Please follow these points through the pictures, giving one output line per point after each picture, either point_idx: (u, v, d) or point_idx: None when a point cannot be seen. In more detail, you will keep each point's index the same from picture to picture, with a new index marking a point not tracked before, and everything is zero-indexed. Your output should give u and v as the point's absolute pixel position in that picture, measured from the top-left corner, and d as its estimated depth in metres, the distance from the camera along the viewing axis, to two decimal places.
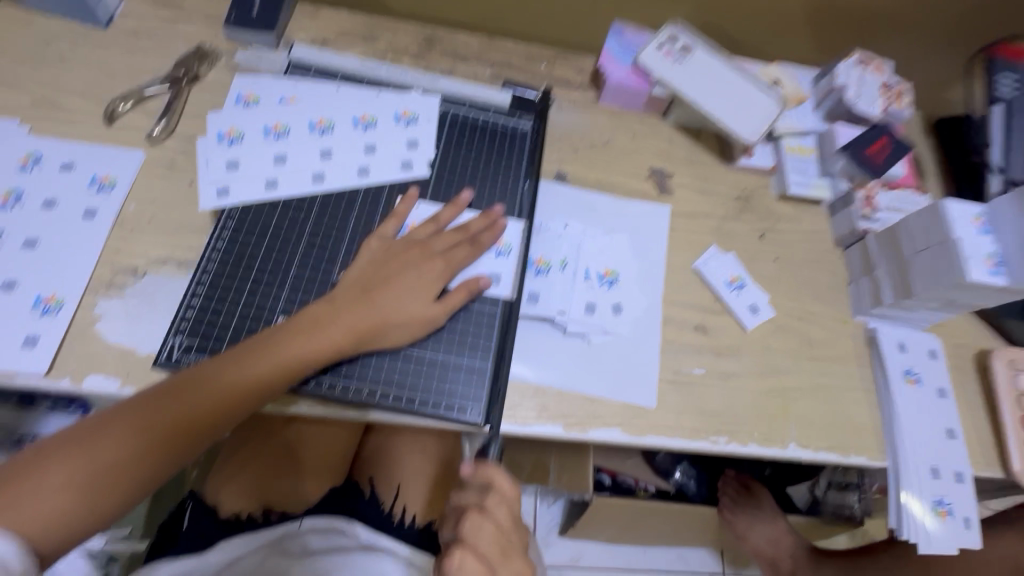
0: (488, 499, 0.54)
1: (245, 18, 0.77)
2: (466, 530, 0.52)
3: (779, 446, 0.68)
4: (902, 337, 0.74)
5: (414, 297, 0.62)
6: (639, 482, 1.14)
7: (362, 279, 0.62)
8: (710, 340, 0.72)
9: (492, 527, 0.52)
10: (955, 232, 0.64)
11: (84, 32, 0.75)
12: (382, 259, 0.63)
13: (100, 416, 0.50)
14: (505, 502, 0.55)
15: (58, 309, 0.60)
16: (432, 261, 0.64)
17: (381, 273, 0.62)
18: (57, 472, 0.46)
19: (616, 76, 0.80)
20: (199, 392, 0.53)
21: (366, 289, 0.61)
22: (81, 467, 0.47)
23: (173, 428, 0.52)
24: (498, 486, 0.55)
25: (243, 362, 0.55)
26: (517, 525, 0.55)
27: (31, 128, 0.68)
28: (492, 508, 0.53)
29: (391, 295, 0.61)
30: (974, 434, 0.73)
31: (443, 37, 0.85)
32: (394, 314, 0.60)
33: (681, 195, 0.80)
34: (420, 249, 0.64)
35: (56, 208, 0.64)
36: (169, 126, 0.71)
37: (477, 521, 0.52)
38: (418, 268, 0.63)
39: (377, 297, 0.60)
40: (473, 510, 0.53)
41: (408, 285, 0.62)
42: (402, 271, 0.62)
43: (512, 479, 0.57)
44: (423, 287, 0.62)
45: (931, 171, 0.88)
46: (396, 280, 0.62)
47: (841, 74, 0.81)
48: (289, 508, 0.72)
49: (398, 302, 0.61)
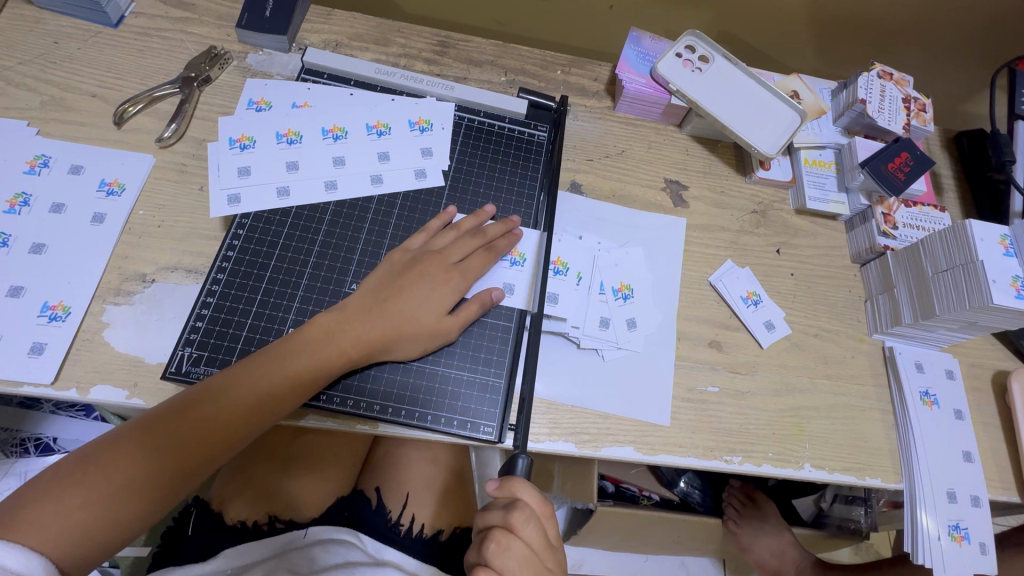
0: (515, 517, 0.50)
1: (258, 19, 0.76)
2: (493, 553, 0.49)
3: (794, 466, 0.67)
4: (919, 357, 0.73)
5: (428, 307, 0.60)
6: (643, 490, 1.13)
7: (379, 290, 0.61)
8: (724, 356, 0.71)
9: (521, 549, 0.49)
10: (980, 254, 0.63)
11: (95, 32, 0.74)
12: (395, 268, 0.62)
13: (115, 433, 0.50)
14: (535, 520, 0.51)
15: (65, 316, 0.59)
16: (448, 273, 0.63)
17: (394, 283, 0.61)
18: (76, 490, 0.46)
19: (634, 84, 0.78)
20: (215, 406, 0.52)
21: (379, 299, 0.60)
22: (99, 486, 0.47)
23: (190, 442, 0.51)
24: (523, 503, 0.51)
25: (255, 373, 0.54)
26: (548, 541, 0.52)
27: (39, 129, 0.67)
28: (521, 530, 0.50)
29: (404, 304, 0.60)
30: (990, 456, 0.72)
31: (458, 41, 0.83)
32: (408, 325, 0.59)
33: (697, 207, 0.79)
34: (436, 258, 0.63)
35: (64, 212, 0.63)
36: (179, 130, 0.70)
37: (504, 542, 0.49)
38: (433, 279, 0.62)
39: (391, 307, 0.59)
40: (499, 531, 0.50)
41: (422, 295, 0.61)
42: (415, 282, 0.61)
43: (538, 493, 0.53)
44: (437, 298, 0.61)
45: (950, 186, 0.87)
46: (409, 290, 0.61)
47: (862, 87, 0.79)
48: (295, 519, 0.71)
49: (410, 313, 0.60)
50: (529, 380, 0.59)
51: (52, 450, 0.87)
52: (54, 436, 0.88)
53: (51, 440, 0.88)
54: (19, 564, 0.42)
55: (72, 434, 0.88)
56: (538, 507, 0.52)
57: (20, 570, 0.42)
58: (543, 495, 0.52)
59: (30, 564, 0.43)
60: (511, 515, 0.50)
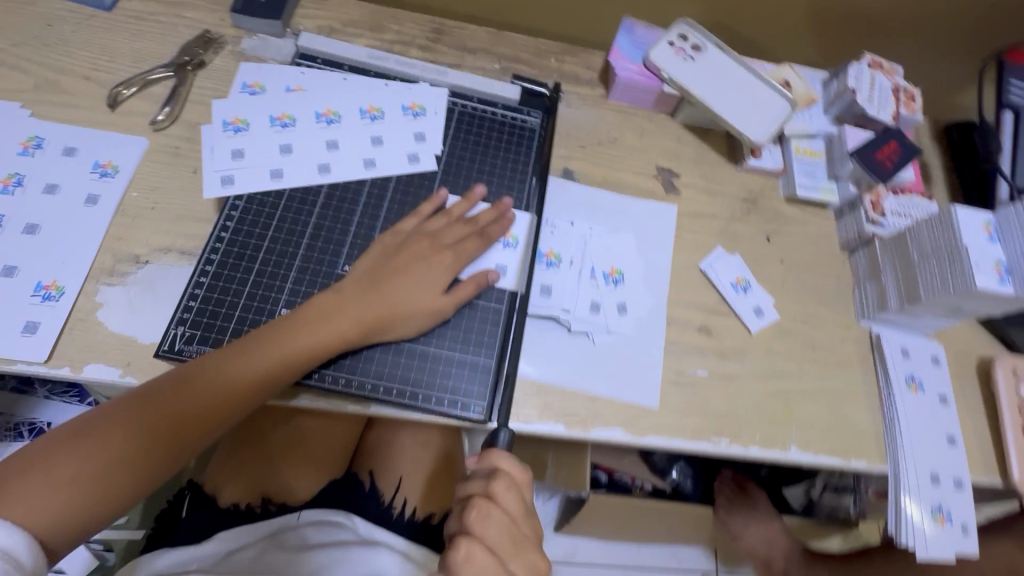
0: (496, 484, 0.51)
1: (252, 4, 0.76)
2: (473, 520, 0.50)
3: (781, 449, 0.68)
4: (905, 343, 0.74)
5: (424, 288, 0.61)
6: (635, 479, 1.14)
7: (375, 270, 0.61)
8: (714, 341, 0.71)
9: (501, 515, 0.51)
10: (964, 239, 0.64)
11: (88, 15, 0.74)
12: (389, 250, 0.63)
13: (105, 409, 0.50)
14: (514, 488, 0.52)
15: (58, 296, 0.59)
16: (443, 255, 0.63)
17: (389, 265, 0.62)
18: (67, 464, 0.46)
19: (626, 71, 0.79)
20: (206, 383, 0.53)
21: (375, 280, 0.61)
22: (89, 460, 0.47)
23: (182, 420, 0.51)
24: (504, 472, 0.52)
25: (248, 352, 0.54)
26: (527, 510, 0.53)
27: (32, 111, 0.67)
28: (500, 496, 0.51)
29: (400, 285, 0.60)
30: (974, 442, 0.73)
31: (451, 29, 0.84)
32: (404, 306, 0.60)
33: (688, 195, 0.80)
34: (429, 241, 0.64)
35: (58, 193, 0.64)
36: (173, 113, 0.70)
37: (485, 508, 0.50)
38: (428, 260, 0.63)
39: (387, 287, 0.60)
40: (480, 497, 0.51)
41: (417, 277, 0.61)
42: (411, 264, 0.62)
43: (518, 464, 0.54)
44: (432, 279, 0.62)
45: (939, 177, 0.88)
46: (405, 272, 0.61)
47: (852, 76, 0.80)
48: (288, 501, 0.72)
49: (405, 293, 0.60)
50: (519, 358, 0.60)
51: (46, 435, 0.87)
52: (48, 421, 0.88)
53: (44, 425, 0.88)
54: (6, 541, 0.42)
55: (66, 419, 0.88)
56: (519, 478, 0.53)
57: (8, 547, 0.42)
58: (524, 467, 0.54)
59: (14, 540, 0.42)
60: (492, 483, 0.52)
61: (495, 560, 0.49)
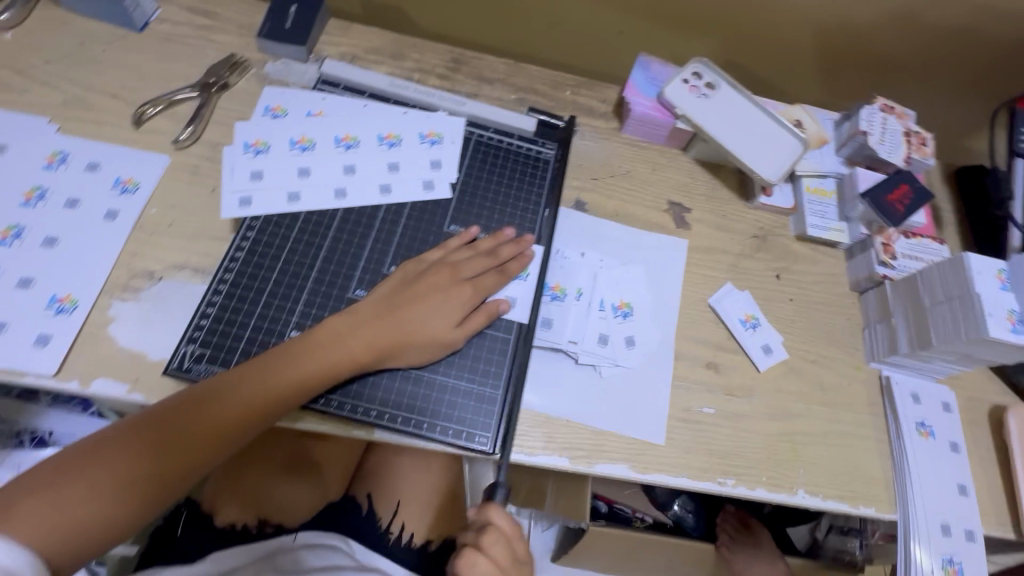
0: (486, 536, 0.53)
1: (278, 30, 0.78)
2: (461, 569, 0.51)
3: (787, 492, 0.66)
4: (915, 388, 0.74)
5: (438, 318, 0.62)
6: (636, 512, 1.13)
7: (392, 296, 0.62)
8: (722, 379, 0.71)
9: (488, 569, 0.52)
10: (977, 286, 0.64)
11: (119, 35, 0.77)
12: (408, 278, 0.64)
13: (118, 428, 0.50)
14: (504, 541, 0.53)
15: (72, 309, 0.60)
16: (460, 287, 0.64)
17: (407, 292, 0.63)
18: (75, 484, 0.46)
19: (641, 107, 0.80)
20: (220, 404, 0.53)
21: (392, 307, 0.62)
22: (98, 480, 0.47)
23: (192, 441, 0.52)
24: (495, 525, 0.53)
25: (262, 375, 0.55)
26: (516, 567, 0.54)
27: (59, 126, 0.69)
28: (488, 550, 0.52)
29: (417, 314, 0.61)
30: (986, 491, 0.72)
31: (470, 59, 0.85)
32: (416, 334, 0.61)
33: (699, 230, 0.80)
34: (450, 271, 0.65)
35: (78, 208, 0.65)
36: (195, 133, 0.71)
37: (472, 559, 0.52)
38: (446, 291, 0.63)
39: (403, 315, 0.61)
40: (468, 548, 0.52)
41: (433, 307, 0.62)
42: (429, 292, 0.63)
43: (512, 517, 0.55)
44: (448, 311, 0.63)
45: (950, 221, 0.88)
46: (422, 300, 0.62)
47: (864, 119, 0.81)
48: (285, 523, 0.71)
49: (420, 322, 0.61)
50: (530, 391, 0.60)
51: (46, 444, 0.89)
52: (48, 430, 0.89)
53: (46, 434, 0.89)
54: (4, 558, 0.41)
55: (66, 429, 0.89)
56: (511, 531, 0.54)
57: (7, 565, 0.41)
58: (517, 518, 0.55)
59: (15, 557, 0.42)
60: (481, 535, 0.53)
61: None
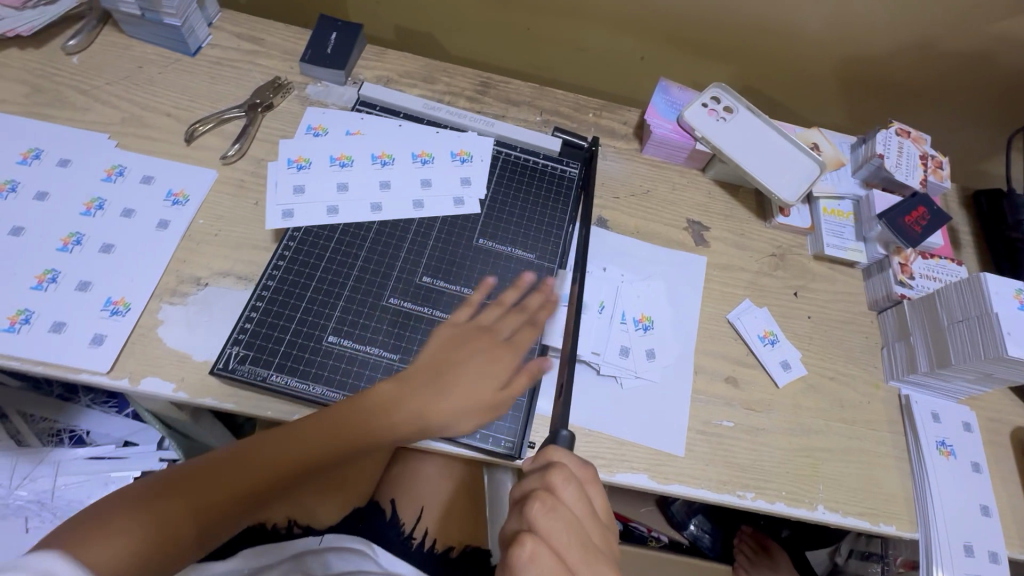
0: (555, 477, 0.51)
1: (320, 55, 0.83)
2: (537, 511, 0.48)
3: (807, 507, 0.67)
4: (936, 407, 0.74)
5: (483, 383, 0.60)
6: (652, 531, 1.13)
7: (436, 361, 0.61)
8: (741, 393, 0.72)
9: (564, 511, 0.49)
10: (995, 306, 0.65)
11: (174, 58, 0.82)
12: (451, 342, 0.62)
13: (179, 475, 0.51)
14: (574, 483, 0.51)
15: (125, 311, 0.64)
16: (501, 349, 0.63)
17: (450, 357, 0.61)
18: (134, 527, 0.46)
19: (661, 129, 0.83)
20: (273, 463, 0.54)
21: (436, 373, 0.60)
22: (155, 528, 0.47)
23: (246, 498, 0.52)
24: (560, 466, 0.52)
25: (312, 438, 0.55)
26: (592, 511, 0.51)
27: (118, 142, 0.74)
28: (560, 490, 0.50)
29: (462, 380, 0.60)
30: (1010, 514, 0.71)
31: (498, 83, 0.90)
32: (464, 402, 0.59)
33: (717, 247, 0.82)
34: (490, 335, 0.63)
35: (133, 217, 0.69)
36: (242, 149, 0.76)
37: (549, 501, 0.49)
38: (486, 354, 0.62)
39: (448, 383, 0.60)
40: (540, 491, 0.50)
41: (476, 372, 0.61)
42: (471, 357, 0.61)
43: (578, 460, 0.55)
44: (490, 375, 0.61)
45: (968, 243, 0.89)
46: (466, 366, 0.61)
47: (879, 143, 0.83)
48: (313, 524, 0.73)
49: (466, 388, 0.60)
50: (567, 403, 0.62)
51: (84, 443, 0.93)
52: (87, 429, 0.93)
53: (84, 433, 0.93)
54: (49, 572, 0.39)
55: (104, 429, 0.93)
56: (580, 473, 0.53)
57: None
58: (582, 461, 0.54)
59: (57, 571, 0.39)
60: (550, 474, 0.51)
61: (562, 566, 0.46)
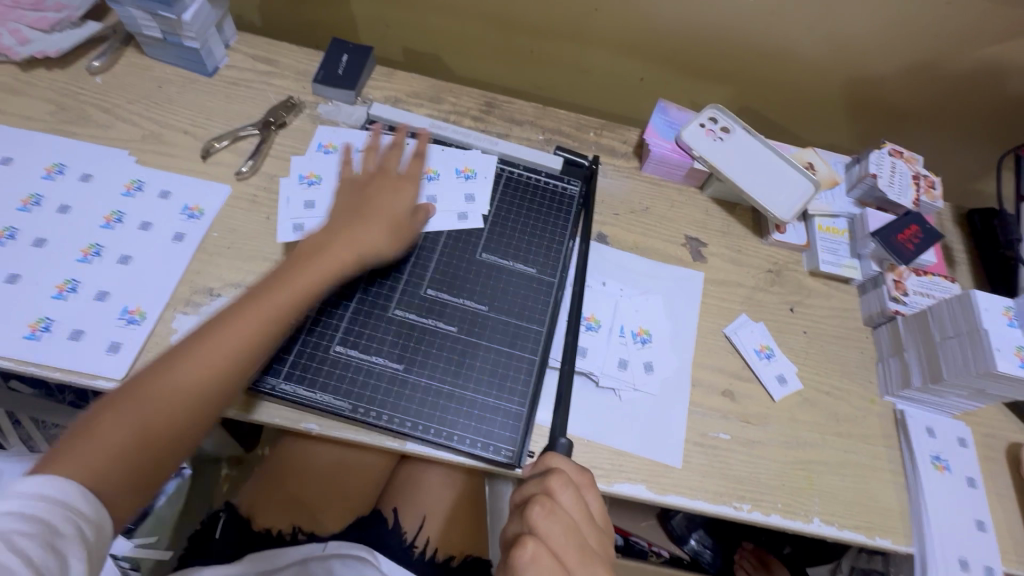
0: (555, 482, 0.53)
1: (331, 76, 0.87)
2: (538, 515, 0.50)
3: (803, 519, 0.68)
4: (931, 422, 0.75)
5: (398, 199, 0.74)
6: (652, 546, 1.14)
7: (352, 201, 0.73)
8: (737, 406, 0.74)
9: (565, 515, 0.51)
10: (984, 322, 0.67)
11: (192, 79, 0.86)
12: (355, 186, 0.75)
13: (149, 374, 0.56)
14: (573, 488, 0.53)
15: (141, 320, 0.66)
16: (401, 184, 0.75)
17: (363, 194, 0.74)
18: (114, 420, 0.52)
19: (660, 148, 0.86)
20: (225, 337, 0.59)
21: (353, 211, 0.72)
22: (135, 418, 0.53)
23: (220, 377, 0.57)
24: (560, 471, 0.54)
25: (260, 305, 0.62)
26: (589, 514, 0.53)
27: (137, 158, 0.78)
28: (559, 495, 0.52)
29: (383, 199, 0.73)
30: (1006, 529, 0.72)
31: (502, 103, 0.93)
32: (380, 217, 0.72)
33: (714, 263, 0.84)
34: (385, 175, 0.76)
35: (150, 229, 0.72)
36: (255, 166, 0.79)
37: (549, 505, 0.51)
38: (391, 190, 0.74)
39: (369, 209, 0.72)
40: (540, 496, 0.52)
41: (388, 198, 0.74)
42: (380, 194, 0.74)
43: (575, 465, 0.56)
44: (396, 202, 0.74)
45: (962, 260, 0.91)
46: (376, 199, 0.73)
47: (873, 162, 0.85)
48: (317, 531, 0.75)
49: (386, 205, 0.73)
50: (563, 415, 0.66)
51: None
52: None
53: None
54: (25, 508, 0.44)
55: None
56: (577, 478, 0.55)
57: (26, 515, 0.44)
58: (579, 467, 0.56)
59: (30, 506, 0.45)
60: (550, 480, 0.53)
61: (560, 567, 0.48)
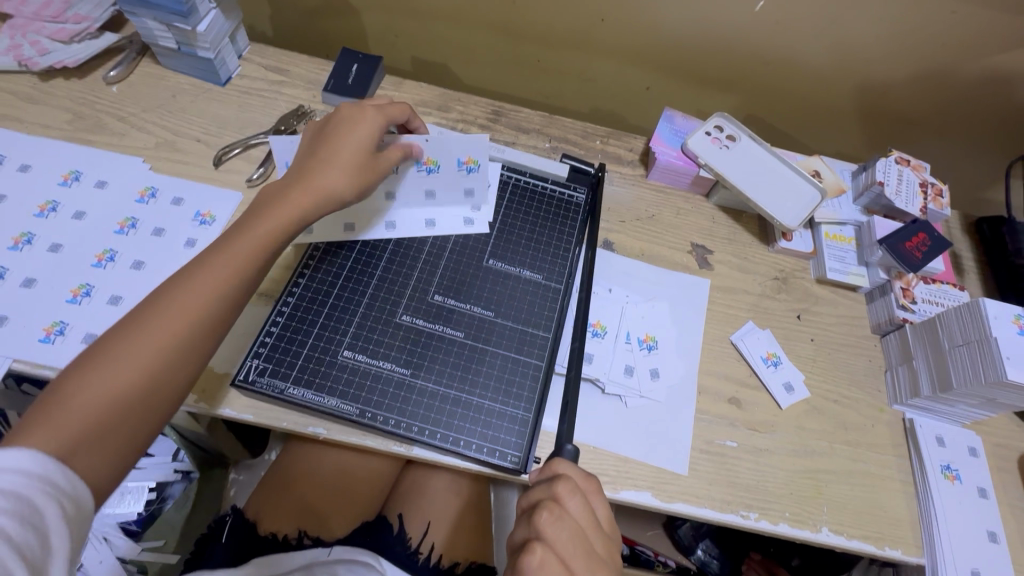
0: (562, 488, 0.53)
1: (341, 85, 0.88)
2: (545, 521, 0.50)
3: (811, 529, 0.67)
4: (940, 431, 0.75)
5: (360, 129, 0.68)
6: (658, 556, 1.14)
7: (314, 143, 0.68)
8: (744, 414, 0.73)
9: (572, 521, 0.51)
10: (994, 331, 0.66)
11: (206, 88, 0.88)
12: (320, 130, 0.70)
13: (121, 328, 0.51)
14: (580, 494, 0.53)
15: None
16: (366, 114, 0.70)
17: (326, 135, 0.68)
18: (93, 374, 0.48)
19: (666, 156, 0.86)
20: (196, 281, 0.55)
21: (315, 152, 0.67)
22: (108, 372, 0.48)
23: (198, 323, 0.53)
24: (566, 477, 0.54)
25: (227, 250, 0.57)
26: (596, 520, 0.53)
27: (151, 165, 0.79)
28: (566, 501, 0.52)
29: (347, 133, 0.68)
30: (1019, 541, 0.71)
31: (509, 111, 0.94)
32: (342, 155, 0.66)
33: (720, 270, 0.84)
34: (350, 109, 0.70)
35: (163, 235, 0.73)
36: (266, 173, 0.80)
37: (557, 512, 0.51)
38: (352, 122, 0.69)
39: (333, 145, 0.67)
40: (547, 501, 0.52)
41: (349, 130, 0.68)
42: (339, 130, 0.68)
43: (581, 471, 0.56)
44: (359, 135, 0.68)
45: (971, 268, 0.90)
46: (337, 134, 0.68)
47: (879, 170, 0.85)
48: (322, 537, 0.75)
49: (350, 138, 0.67)
50: (568, 417, 0.65)
51: None
52: None
53: None
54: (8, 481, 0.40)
55: None
56: (583, 483, 0.55)
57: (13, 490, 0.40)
58: (586, 472, 0.56)
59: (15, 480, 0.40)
60: (557, 485, 0.53)
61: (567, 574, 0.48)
